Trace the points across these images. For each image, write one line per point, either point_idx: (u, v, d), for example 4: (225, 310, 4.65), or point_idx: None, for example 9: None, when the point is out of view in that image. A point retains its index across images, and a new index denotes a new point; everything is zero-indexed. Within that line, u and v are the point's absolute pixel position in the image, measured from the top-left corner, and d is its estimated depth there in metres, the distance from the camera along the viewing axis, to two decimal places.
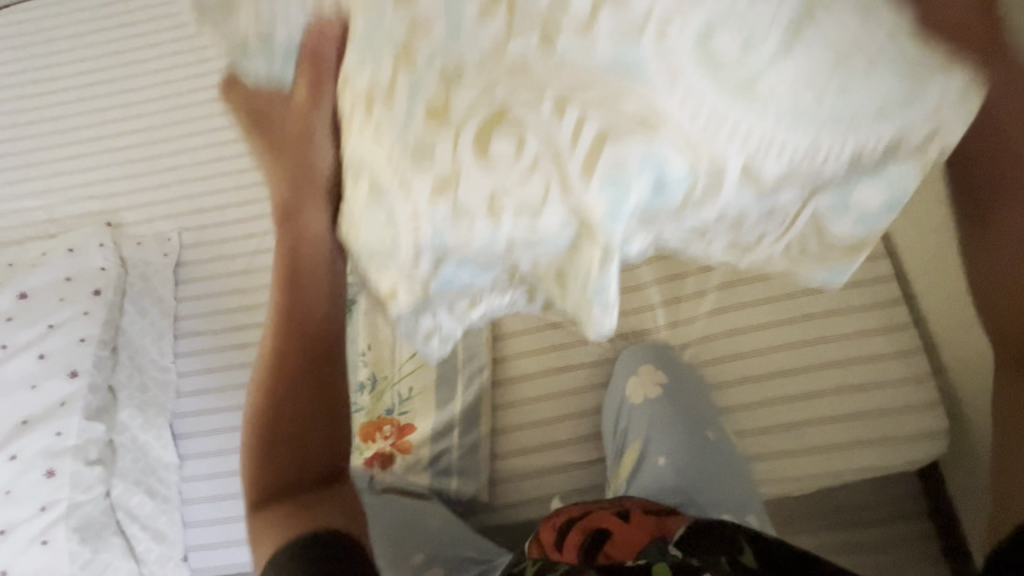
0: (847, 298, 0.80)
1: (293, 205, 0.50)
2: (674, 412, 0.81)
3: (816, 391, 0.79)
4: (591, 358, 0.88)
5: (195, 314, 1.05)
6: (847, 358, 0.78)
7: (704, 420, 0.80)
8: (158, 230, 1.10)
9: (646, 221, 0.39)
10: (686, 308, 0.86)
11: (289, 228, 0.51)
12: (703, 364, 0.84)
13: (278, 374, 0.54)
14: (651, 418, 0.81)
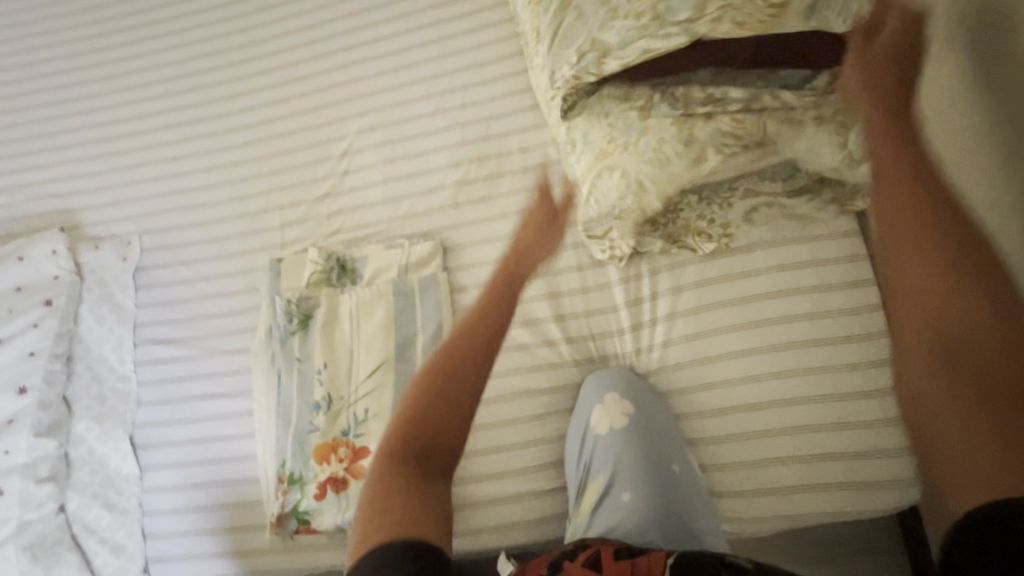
0: (820, 330, 0.75)
1: (511, 291, 0.80)
2: (645, 441, 0.76)
3: (790, 429, 0.74)
4: (557, 382, 0.84)
5: (157, 319, 1.02)
6: (819, 395, 0.74)
7: (669, 452, 0.75)
8: (119, 234, 1.07)
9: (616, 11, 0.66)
10: (658, 332, 0.81)
11: (505, 297, 0.80)
12: (674, 392, 0.79)
13: (445, 398, 0.74)
14: (620, 449, 0.76)
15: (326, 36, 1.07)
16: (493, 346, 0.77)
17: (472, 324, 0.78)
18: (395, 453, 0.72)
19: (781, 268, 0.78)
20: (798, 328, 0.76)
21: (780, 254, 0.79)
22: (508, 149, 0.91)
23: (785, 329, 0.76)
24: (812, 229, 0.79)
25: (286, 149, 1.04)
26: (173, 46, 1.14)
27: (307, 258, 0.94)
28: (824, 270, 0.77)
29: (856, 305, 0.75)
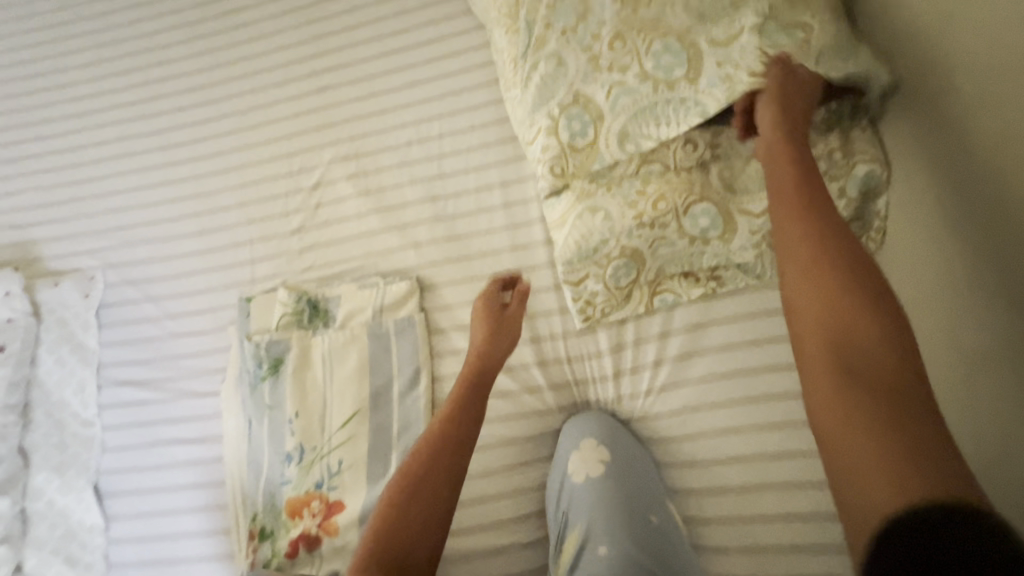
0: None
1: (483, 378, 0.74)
2: (622, 489, 0.73)
3: (778, 484, 0.71)
4: (538, 428, 0.81)
5: (121, 359, 0.98)
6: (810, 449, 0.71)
7: (648, 500, 0.73)
8: (82, 269, 1.02)
9: (593, 67, 0.71)
10: (643, 379, 0.78)
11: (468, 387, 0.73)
12: (659, 441, 0.77)
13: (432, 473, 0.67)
14: (593, 498, 0.73)
15: (294, 59, 1.02)
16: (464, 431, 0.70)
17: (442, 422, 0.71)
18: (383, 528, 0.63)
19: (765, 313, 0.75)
20: (787, 378, 0.73)
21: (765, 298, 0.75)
22: (486, 183, 0.87)
23: (773, 378, 0.73)
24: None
25: (256, 179, 0.99)
26: (135, 68, 1.08)
27: (277, 297, 0.90)
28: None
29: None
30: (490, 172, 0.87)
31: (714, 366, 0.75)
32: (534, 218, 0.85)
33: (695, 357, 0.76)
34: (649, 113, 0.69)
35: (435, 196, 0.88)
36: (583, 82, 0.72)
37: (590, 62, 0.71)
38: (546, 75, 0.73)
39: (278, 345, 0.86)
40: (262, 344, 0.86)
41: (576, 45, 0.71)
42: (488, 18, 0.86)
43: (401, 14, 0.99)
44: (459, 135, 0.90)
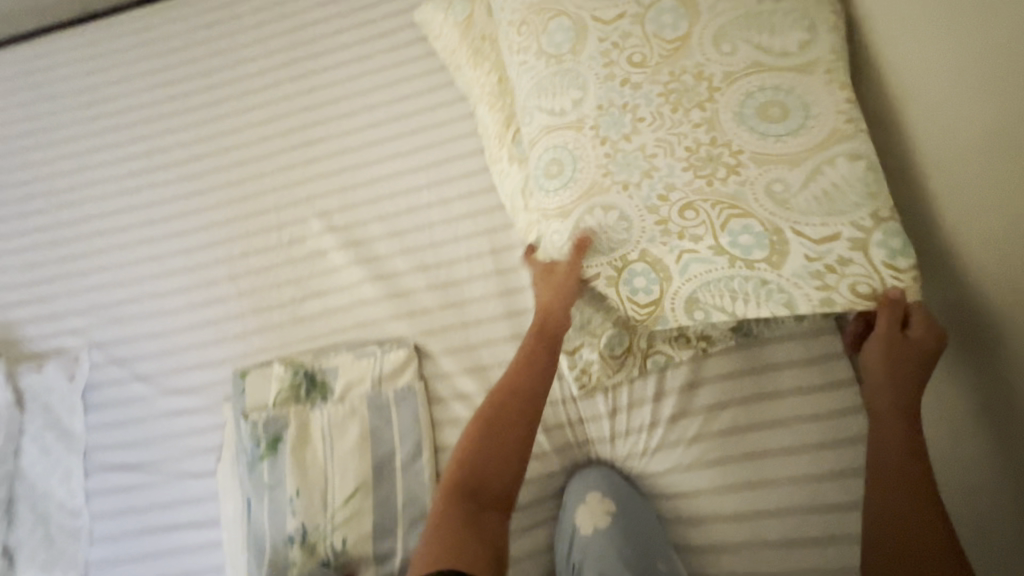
0: (793, 438, 0.79)
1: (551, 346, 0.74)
2: (628, 539, 0.77)
3: (768, 534, 0.77)
4: (541, 492, 0.85)
5: (109, 443, 0.95)
6: (801, 506, 0.77)
7: (652, 548, 0.77)
8: (66, 348, 1.00)
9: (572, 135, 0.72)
10: (639, 441, 0.82)
11: (538, 352, 0.74)
12: (657, 498, 0.82)
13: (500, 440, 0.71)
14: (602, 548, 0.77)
15: (282, 131, 1.04)
16: (535, 396, 0.73)
17: (513, 389, 0.73)
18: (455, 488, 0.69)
19: (747, 371, 0.81)
20: (771, 435, 0.79)
21: (746, 356, 0.81)
22: (478, 250, 0.90)
23: (759, 436, 0.79)
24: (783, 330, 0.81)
25: (246, 250, 0.99)
26: (119, 144, 1.08)
27: (274, 372, 0.89)
28: (797, 372, 0.80)
29: (826, 412, 0.79)
30: (480, 239, 0.90)
31: (703, 425, 0.80)
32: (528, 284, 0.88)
33: (686, 417, 0.81)
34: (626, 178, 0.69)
35: (429, 264, 0.91)
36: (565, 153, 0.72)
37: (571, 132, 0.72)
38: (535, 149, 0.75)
39: (275, 423, 0.85)
40: (260, 422, 0.85)
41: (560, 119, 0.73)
42: (473, 91, 0.88)
43: (386, 85, 1.01)
44: (448, 204, 0.93)
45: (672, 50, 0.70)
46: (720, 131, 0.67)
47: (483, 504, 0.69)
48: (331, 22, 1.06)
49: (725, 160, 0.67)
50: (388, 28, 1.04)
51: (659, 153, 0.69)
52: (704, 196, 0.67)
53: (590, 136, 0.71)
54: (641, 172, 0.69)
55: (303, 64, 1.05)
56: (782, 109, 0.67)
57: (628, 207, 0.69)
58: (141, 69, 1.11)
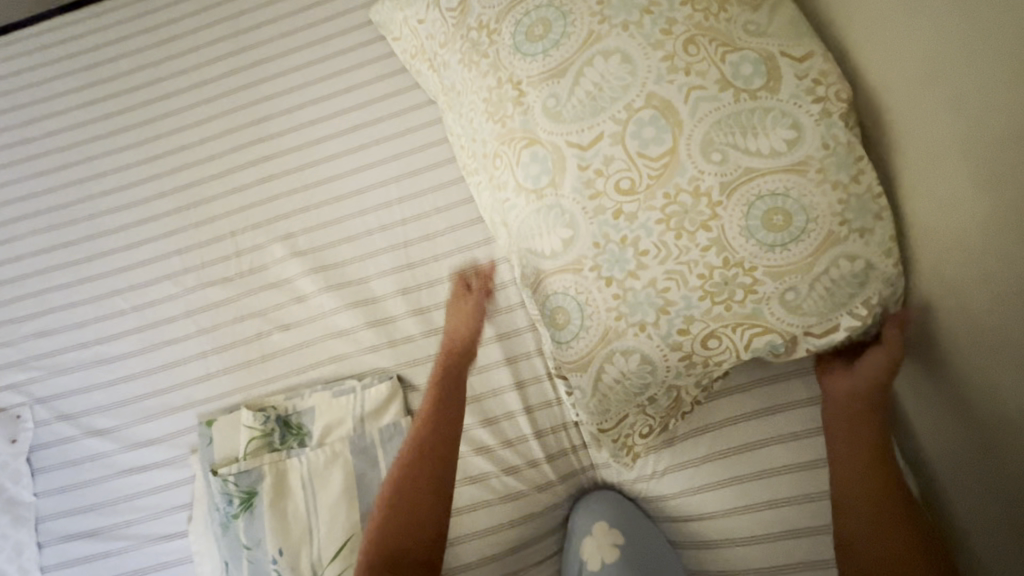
0: (813, 450, 0.74)
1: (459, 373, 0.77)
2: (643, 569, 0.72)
3: (791, 554, 0.73)
4: (548, 524, 0.81)
5: (61, 509, 0.85)
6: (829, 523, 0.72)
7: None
8: (4, 406, 0.89)
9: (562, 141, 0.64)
10: (648, 465, 0.78)
11: (445, 391, 0.76)
12: (670, 523, 0.78)
13: (424, 488, 0.73)
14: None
15: (234, 147, 0.93)
16: (451, 453, 0.74)
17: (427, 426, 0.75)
18: (377, 537, 0.72)
19: (755, 385, 0.77)
20: (787, 449, 0.75)
21: (751, 370, 0.77)
22: (461, 271, 0.83)
23: (775, 453, 0.74)
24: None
25: (200, 284, 0.90)
26: (45, 171, 0.97)
27: (241, 419, 0.80)
28: (807, 380, 0.76)
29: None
30: (463, 258, 0.84)
31: (715, 444, 0.76)
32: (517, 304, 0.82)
33: (695, 439, 0.77)
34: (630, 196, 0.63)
35: (407, 289, 0.84)
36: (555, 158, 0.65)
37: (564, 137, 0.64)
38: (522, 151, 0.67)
39: (249, 479, 0.76)
40: (231, 479, 0.76)
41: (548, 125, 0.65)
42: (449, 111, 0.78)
43: (345, 90, 0.92)
44: (424, 222, 0.86)
45: (660, 166, 0.62)
46: (732, 251, 0.62)
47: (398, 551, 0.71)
48: (280, 22, 0.96)
49: (742, 280, 0.62)
50: (344, 26, 0.94)
51: (671, 286, 0.63)
52: (723, 322, 0.64)
53: (591, 278, 0.65)
54: (656, 309, 0.64)
55: (251, 71, 0.95)
56: (788, 213, 0.61)
57: (644, 347, 0.65)
58: (67, 84, 0.99)
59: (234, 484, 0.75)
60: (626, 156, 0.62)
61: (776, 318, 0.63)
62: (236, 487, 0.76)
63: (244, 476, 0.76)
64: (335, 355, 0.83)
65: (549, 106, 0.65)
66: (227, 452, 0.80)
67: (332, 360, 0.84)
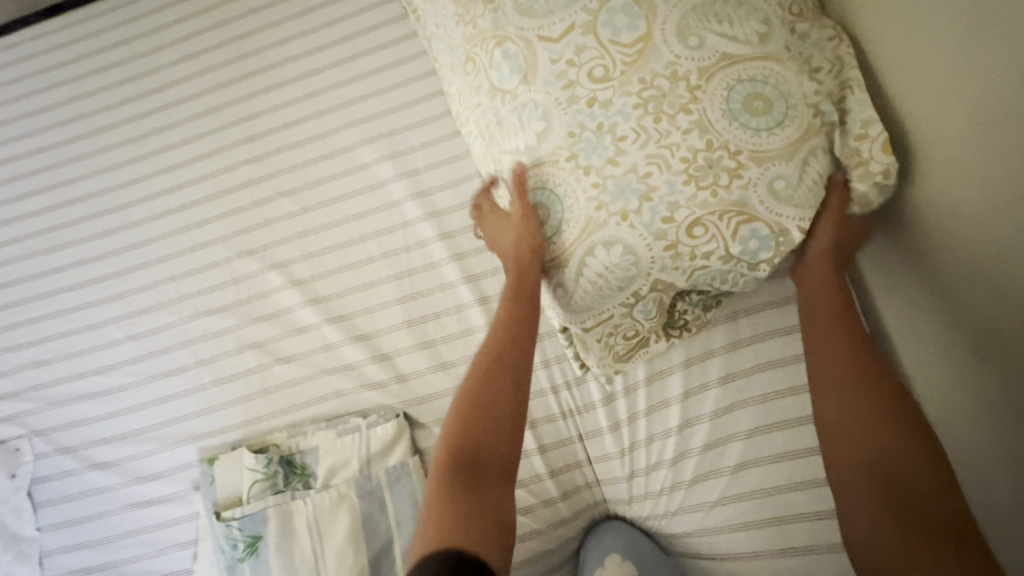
0: None
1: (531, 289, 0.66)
2: None
3: None
4: (562, 564, 0.77)
5: (63, 546, 0.83)
6: None
7: None
8: (2, 438, 0.87)
9: (527, 43, 0.60)
10: (666, 503, 0.74)
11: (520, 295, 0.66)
12: (691, 566, 0.74)
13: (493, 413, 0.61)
14: None
15: (234, 165, 0.90)
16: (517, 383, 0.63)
17: (493, 349, 0.65)
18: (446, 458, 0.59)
19: (783, 426, 0.72)
20: (818, 495, 0.70)
21: (779, 409, 0.72)
22: (465, 300, 0.81)
23: (804, 499, 0.70)
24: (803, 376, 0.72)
25: (195, 311, 0.86)
26: (35, 192, 0.93)
27: (242, 459, 0.78)
28: None
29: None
30: (467, 290, 0.81)
31: (738, 487, 0.72)
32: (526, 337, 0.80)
33: (716, 481, 0.72)
34: (600, 100, 0.59)
35: (413, 319, 0.82)
36: (524, 34, 0.60)
37: (528, 48, 0.60)
38: (488, 51, 0.62)
39: (249, 522, 0.74)
40: (232, 524, 0.74)
41: (514, 29, 0.61)
42: (434, 45, 0.72)
43: (344, 107, 0.90)
44: (428, 249, 0.83)
45: (636, 53, 0.58)
46: (715, 133, 0.57)
47: (482, 445, 0.60)
48: (285, 36, 0.94)
49: (727, 169, 0.58)
50: (341, 42, 0.92)
51: (654, 171, 0.58)
52: (710, 209, 0.59)
53: (569, 169, 0.60)
54: (639, 196, 0.59)
55: (246, 85, 0.93)
56: (766, 101, 0.57)
57: (634, 245, 0.60)
58: (59, 97, 0.95)
59: (234, 529, 0.74)
60: (594, 68, 0.58)
61: (760, 204, 0.59)
62: (239, 530, 0.74)
63: (244, 520, 0.74)
64: (335, 387, 0.81)
65: (514, 22, 0.60)
66: (230, 491, 0.77)
67: (332, 391, 0.81)
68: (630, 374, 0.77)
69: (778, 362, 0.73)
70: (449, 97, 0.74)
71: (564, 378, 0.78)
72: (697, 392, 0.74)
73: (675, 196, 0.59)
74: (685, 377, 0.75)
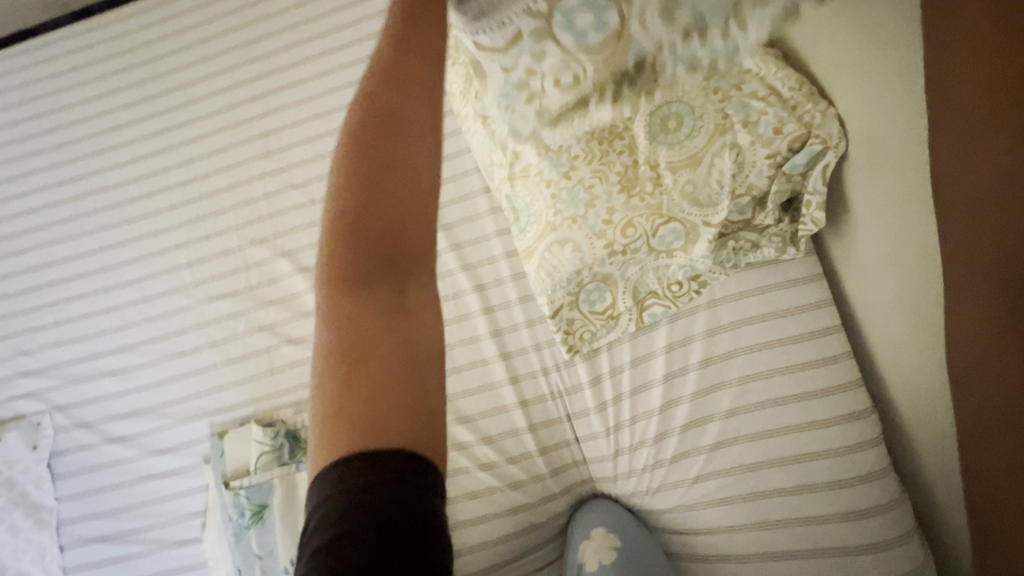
0: (812, 475, 0.74)
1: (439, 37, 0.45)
2: None
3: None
4: (551, 535, 0.82)
5: (81, 514, 0.88)
6: (832, 546, 0.72)
7: None
8: (25, 413, 0.92)
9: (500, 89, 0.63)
10: (650, 479, 0.78)
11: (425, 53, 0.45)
12: (674, 538, 0.78)
13: (415, 193, 0.41)
14: None
15: (247, 159, 0.96)
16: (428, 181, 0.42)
17: (370, 139, 0.41)
18: (336, 275, 0.40)
19: (758, 406, 0.76)
20: (790, 472, 0.74)
21: (755, 389, 0.77)
22: (462, 287, 0.87)
23: (777, 474, 0.74)
24: (776, 360, 0.77)
25: (208, 295, 0.92)
26: (60, 182, 0.99)
27: (250, 433, 0.83)
28: (807, 405, 0.75)
29: (836, 447, 0.74)
30: (465, 278, 0.87)
31: (716, 464, 0.76)
32: (519, 322, 0.85)
33: (697, 458, 0.77)
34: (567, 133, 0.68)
35: None
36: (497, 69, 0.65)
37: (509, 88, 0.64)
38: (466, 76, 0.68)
39: (256, 490, 0.79)
40: (240, 491, 0.79)
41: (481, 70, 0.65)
42: None
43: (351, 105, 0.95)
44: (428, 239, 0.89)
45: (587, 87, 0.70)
46: (642, 153, 0.70)
47: (401, 275, 0.40)
48: (297, 39, 1.00)
49: (649, 179, 0.71)
50: (351, 46, 0.98)
51: (597, 182, 0.70)
52: (649, 201, 0.71)
53: (536, 181, 0.71)
54: (585, 204, 0.71)
55: (259, 84, 0.99)
56: (679, 119, 0.68)
57: (581, 240, 0.72)
58: (83, 94, 1.02)
59: (242, 496, 0.78)
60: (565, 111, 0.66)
61: (678, 207, 0.71)
62: (247, 497, 0.78)
63: (252, 488, 0.79)
64: None
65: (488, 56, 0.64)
66: (239, 462, 0.82)
67: None
68: (616, 357, 0.82)
69: (754, 347, 0.78)
70: (450, 94, 0.78)
71: (554, 361, 0.83)
72: (679, 374, 0.79)
73: (613, 202, 0.71)
74: (667, 360, 0.79)
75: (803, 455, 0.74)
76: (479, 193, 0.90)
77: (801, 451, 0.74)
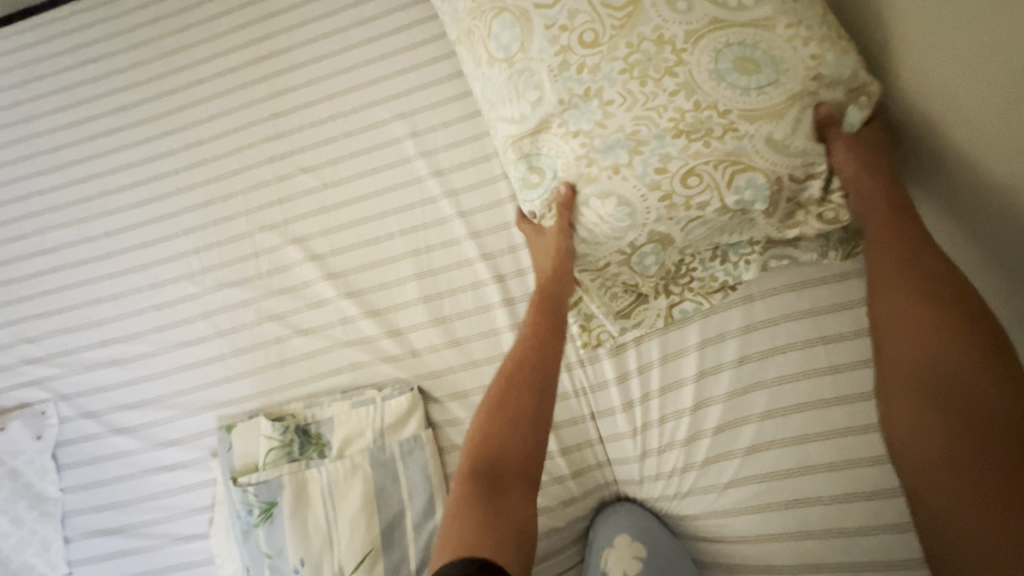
0: (857, 485, 0.69)
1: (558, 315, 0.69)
2: None
3: None
4: (572, 539, 0.78)
5: (86, 507, 0.86)
6: (877, 561, 0.67)
7: None
8: (29, 403, 0.89)
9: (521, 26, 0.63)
10: (678, 483, 0.74)
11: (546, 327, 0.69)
12: (704, 546, 0.73)
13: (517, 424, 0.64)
14: None
15: (257, 141, 0.92)
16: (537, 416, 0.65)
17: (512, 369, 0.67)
18: (467, 458, 0.64)
19: (798, 409, 0.71)
20: (832, 480, 0.69)
21: (795, 391, 0.71)
22: (480, 277, 0.82)
23: (817, 482, 0.69)
24: (818, 360, 0.72)
25: (216, 284, 0.88)
26: (64, 165, 0.96)
27: (258, 428, 0.80)
28: (852, 409, 0.70)
29: (884, 454, 0.68)
30: (484, 267, 0.82)
31: (752, 470, 0.71)
32: None
33: (731, 462, 0.72)
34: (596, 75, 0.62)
35: (427, 296, 0.83)
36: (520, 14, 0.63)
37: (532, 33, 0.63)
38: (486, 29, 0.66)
39: (265, 486, 0.75)
40: (247, 488, 0.75)
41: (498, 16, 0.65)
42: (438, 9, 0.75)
43: (366, 84, 0.91)
44: (444, 227, 0.84)
45: (625, 16, 0.61)
46: (702, 94, 0.60)
47: (506, 478, 0.62)
48: (311, 15, 0.95)
49: (715, 124, 0.61)
50: (367, 22, 0.93)
51: (642, 129, 0.61)
52: (705, 156, 0.61)
53: (562, 135, 0.65)
54: (630, 150, 0.62)
55: (271, 63, 0.94)
56: (756, 63, 0.60)
57: (626, 190, 0.63)
58: (90, 72, 0.98)
59: (250, 493, 0.75)
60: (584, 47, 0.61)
61: (756, 153, 0.61)
62: (255, 494, 0.75)
63: (260, 484, 0.75)
64: (352, 359, 0.82)
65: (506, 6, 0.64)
66: (247, 456, 0.79)
67: (349, 364, 0.82)
68: (644, 353, 0.77)
69: (794, 346, 0.73)
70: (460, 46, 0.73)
71: (577, 356, 0.79)
72: (711, 373, 0.74)
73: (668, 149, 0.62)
74: (700, 358, 0.75)
75: (845, 463, 0.69)
76: (499, 178, 0.84)
77: (843, 458, 0.69)
